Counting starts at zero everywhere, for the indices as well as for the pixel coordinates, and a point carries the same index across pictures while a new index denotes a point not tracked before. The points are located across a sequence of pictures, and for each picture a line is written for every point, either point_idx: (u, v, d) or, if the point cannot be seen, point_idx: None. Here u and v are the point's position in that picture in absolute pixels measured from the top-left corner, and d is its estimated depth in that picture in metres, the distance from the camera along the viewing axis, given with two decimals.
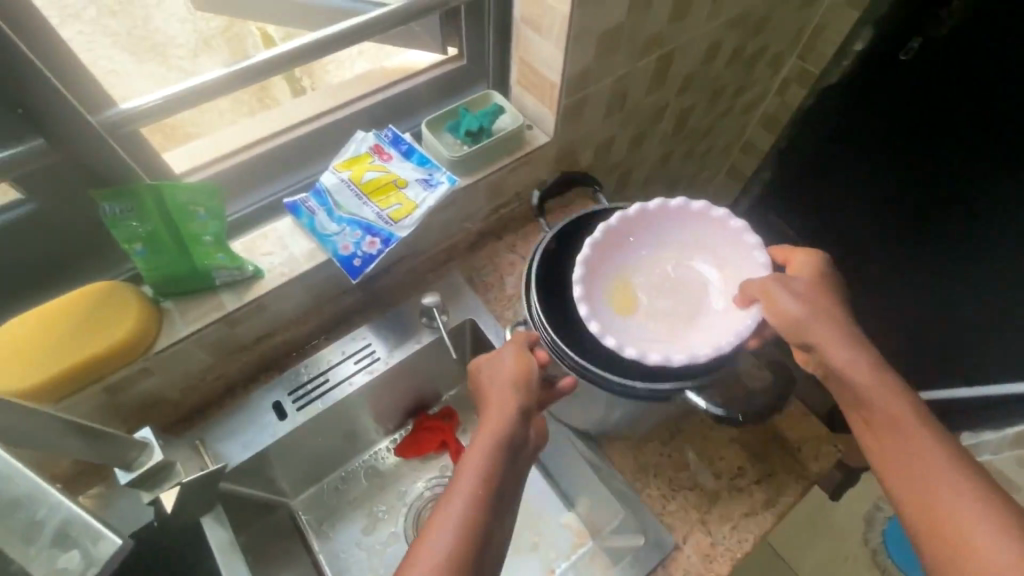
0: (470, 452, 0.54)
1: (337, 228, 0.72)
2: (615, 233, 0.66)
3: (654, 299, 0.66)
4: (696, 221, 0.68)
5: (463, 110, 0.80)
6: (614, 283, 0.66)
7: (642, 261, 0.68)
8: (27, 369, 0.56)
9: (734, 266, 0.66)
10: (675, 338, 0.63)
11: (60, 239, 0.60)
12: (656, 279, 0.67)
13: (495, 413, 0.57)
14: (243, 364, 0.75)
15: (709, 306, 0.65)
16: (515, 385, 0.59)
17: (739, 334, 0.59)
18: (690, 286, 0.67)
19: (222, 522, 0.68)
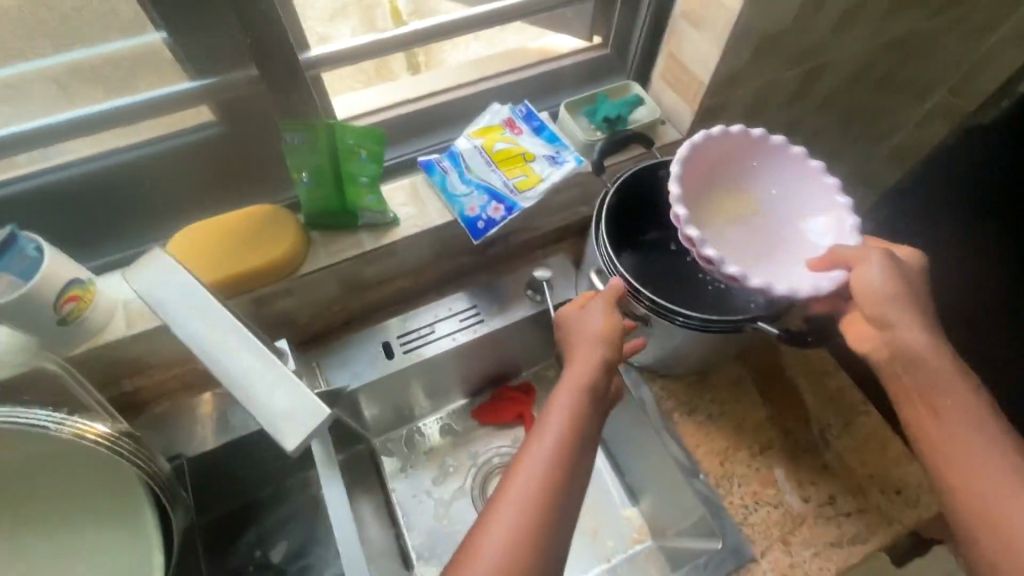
0: (553, 397, 0.58)
1: (466, 190, 0.74)
2: (720, 145, 0.65)
3: (729, 225, 0.65)
4: (804, 179, 0.65)
5: (602, 97, 0.81)
6: (703, 192, 0.65)
7: (732, 189, 0.67)
8: (201, 269, 0.64)
9: (822, 233, 0.63)
10: (735, 263, 0.61)
11: (240, 161, 0.67)
12: (738, 214, 0.66)
13: (579, 363, 0.61)
14: (361, 301, 0.81)
15: (778, 254, 0.63)
16: (600, 338, 0.62)
17: (813, 286, 0.57)
18: (768, 234, 0.65)
19: (325, 440, 0.75)
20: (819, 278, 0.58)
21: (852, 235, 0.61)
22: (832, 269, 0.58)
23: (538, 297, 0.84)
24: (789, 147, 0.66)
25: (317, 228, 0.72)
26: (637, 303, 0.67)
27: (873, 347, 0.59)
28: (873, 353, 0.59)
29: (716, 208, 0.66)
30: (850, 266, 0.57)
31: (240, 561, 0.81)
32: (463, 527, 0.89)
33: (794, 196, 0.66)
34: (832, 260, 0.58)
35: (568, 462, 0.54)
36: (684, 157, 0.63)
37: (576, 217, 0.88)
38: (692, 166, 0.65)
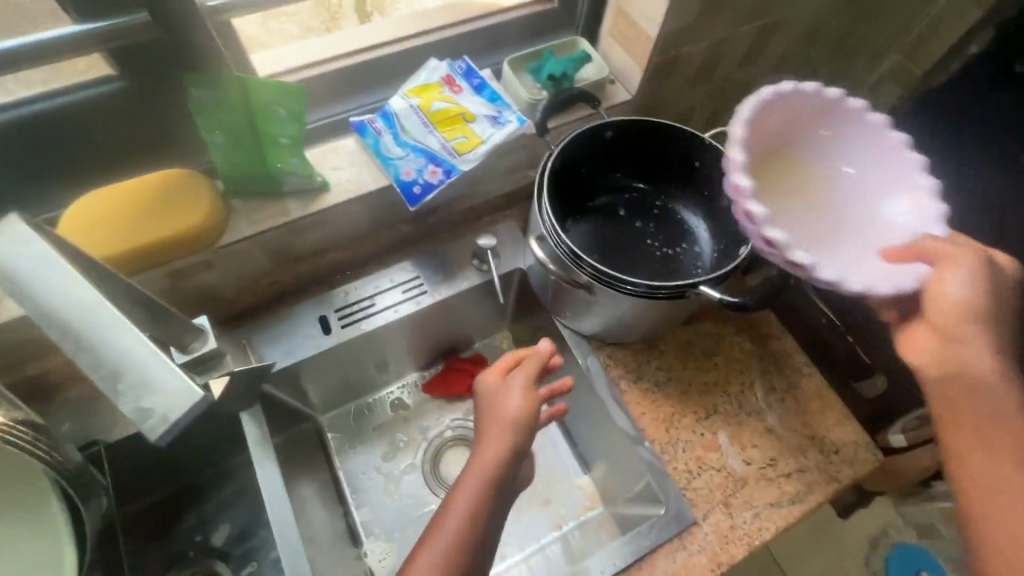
0: (460, 483, 0.56)
1: (401, 152, 0.69)
2: (790, 106, 0.60)
3: (794, 202, 0.60)
4: (882, 150, 0.59)
5: (548, 53, 0.77)
6: (762, 162, 0.61)
7: (788, 161, 0.62)
8: (103, 240, 0.58)
9: (895, 217, 0.57)
10: (802, 245, 0.56)
11: (143, 121, 0.61)
12: (798, 185, 0.61)
13: (491, 443, 0.58)
14: (295, 274, 0.76)
15: (850, 241, 0.58)
16: (517, 420, 0.60)
17: (895, 285, 0.51)
18: (832, 214, 0.60)
19: (258, 421, 0.72)
20: (895, 273, 0.52)
21: (934, 224, 0.54)
22: (909, 262, 0.52)
23: (484, 267, 0.81)
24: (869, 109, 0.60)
25: (237, 195, 0.66)
26: (579, 272, 0.64)
27: (926, 363, 0.50)
28: (925, 371, 0.50)
29: (774, 175, 0.61)
30: (934, 263, 0.50)
31: (178, 547, 0.78)
32: (415, 502, 0.87)
33: (868, 173, 0.60)
34: (912, 253, 0.51)
35: (467, 555, 0.52)
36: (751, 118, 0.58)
37: (523, 183, 0.84)
38: (758, 126, 0.59)
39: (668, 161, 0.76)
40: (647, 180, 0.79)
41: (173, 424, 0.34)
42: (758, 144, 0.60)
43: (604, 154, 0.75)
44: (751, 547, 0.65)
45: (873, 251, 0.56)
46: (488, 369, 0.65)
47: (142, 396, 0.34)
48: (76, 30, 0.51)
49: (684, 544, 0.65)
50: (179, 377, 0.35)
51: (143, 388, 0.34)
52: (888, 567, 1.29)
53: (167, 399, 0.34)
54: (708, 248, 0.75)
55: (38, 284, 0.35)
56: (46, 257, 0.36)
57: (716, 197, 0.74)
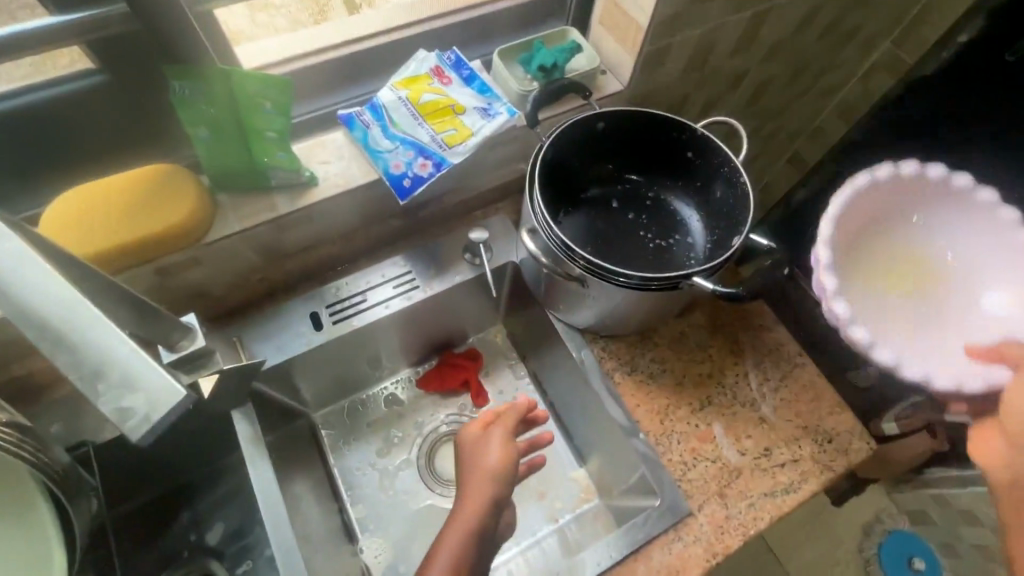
0: (442, 537, 0.57)
1: (390, 145, 0.68)
2: (894, 190, 0.65)
3: (884, 281, 0.65)
4: (1010, 252, 0.61)
5: (539, 43, 0.76)
6: (865, 242, 0.66)
7: (912, 250, 0.67)
8: (86, 238, 0.57)
9: (1004, 316, 0.60)
10: (884, 324, 0.61)
11: (125, 115, 0.59)
12: (903, 268, 0.66)
13: (471, 495, 0.60)
14: (286, 270, 0.75)
15: (937, 329, 0.62)
16: (498, 472, 0.61)
17: (958, 380, 0.55)
18: (927, 299, 0.64)
19: (250, 419, 0.71)
20: (972, 371, 0.55)
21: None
22: (990, 364, 0.54)
23: (477, 261, 0.80)
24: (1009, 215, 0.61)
25: (222, 190, 0.65)
26: (572, 265, 0.64)
27: (997, 467, 0.52)
28: (995, 475, 0.52)
29: (875, 253, 0.66)
30: (1017, 369, 0.52)
31: (172, 547, 0.77)
32: (410, 498, 0.87)
33: (984, 270, 0.63)
34: (997, 355, 0.53)
35: None
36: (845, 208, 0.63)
37: (514, 175, 0.83)
38: (859, 210, 0.65)
39: (661, 152, 0.76)
40: (640, 171, 0.79)
41: (156, 421, 0.34)
42: (855, 233, 0.65)
43: (596, 145, 0.74)
44: (745, 536, 0.65)
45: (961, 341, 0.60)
46: (468, 423, 0.67)
47: (124, 395, 0.34)
48: (53, 22, 0.49)
49: (680, 535, 0.65)
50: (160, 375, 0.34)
51: (123, 386, 0.34)
52: (881, 554, 1.30)
53: (149, 398, 0.34)
54: (701, 239, 0.75)
55: (8, 281, 0.34)
56: (18, 254, 0.35)
57: (709, 187, 0.74)
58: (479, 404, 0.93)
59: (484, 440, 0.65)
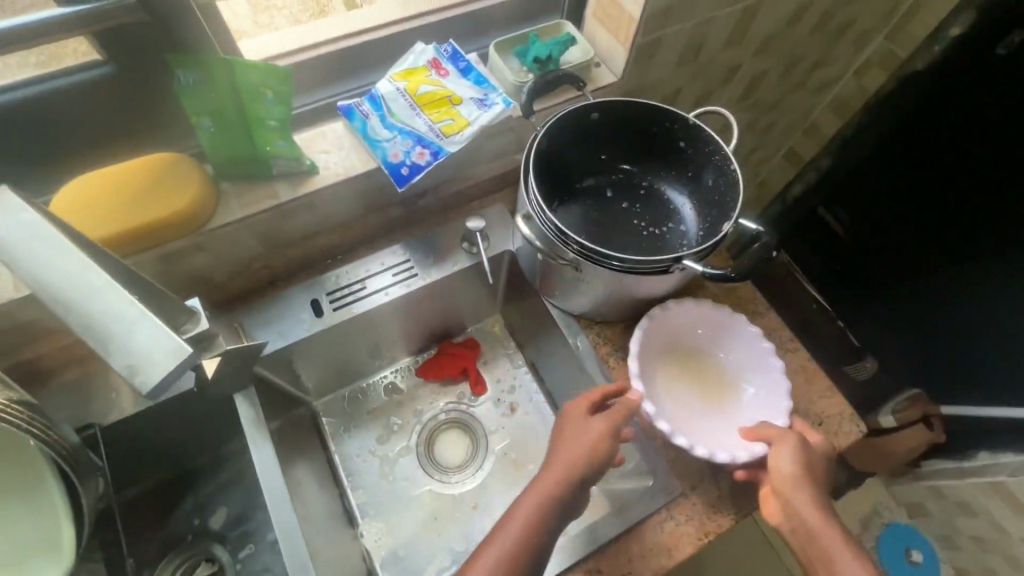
0: (519, 505, 0.59)
1: (388, 135, 0.70)
2: (674, 312, 0.74)
3: (677, 387, 0.72)
4: (754, 353, 0.72)
5: (534, 36, 0.78)
6: (658, 358, 0.73)
7: (698, 361, 0.74)
8: (94, 224, 0.59)
9: (764, 405, 0.69)
10: (683, 426, 0.68)
11: (134, 104, 0.61)
12: (689, 376, 0.73)
13: (554, 471, 0.61)
14: (286, 258, 0.77)
15: (720, 422, 0.70)
16: (584, 460, 0.61)
17: (735, 456, 0.64)
18: (714, 401, 0.71)
19: (252, 401, 0.73)
20: (742, 451, 0.64)
21: (779, 414, 0.67)
22: (756, 441, 0.64)
23: (474, 250, 0.82)
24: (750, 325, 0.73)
25: (229, 179, 0.67)
26: (565, 250, 0.65)
27: (781, 522, 0.61)
28: (781, 528, 0.61)
29: (668, 367, 0.73)
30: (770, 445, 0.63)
31: (177, 530, 0.79)
32: (410, 484, 0.89)
33: (744, 371, 0.73)
34: (757, 435, 0.64)
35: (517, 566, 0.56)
36: (633, 336, 0.72)
37: (511, 165, 0.85)
38: (651, 332, 0.73)
39: (653, 141, 0.77)
40: (633, 161, 0.80)
41: (162, 380, 0.35)
42: (649, 353, 0.73)
43: (590, 135, 0.76)
44: (737, 515, 0.67)
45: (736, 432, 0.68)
46: (575, 401, 0.66)
47: (133, 355, 0.36)
48: (63, 12, 0.51)
49: (672, 514, 0.67)
50: (163, 337, 0.36)
51: (131, 349, 0.36)
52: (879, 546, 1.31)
53: (155, 361, 0.36)
54: (693, 227, 0.77)
55: (25, 250, 0.37)
56: (36, 225, 0.38)
57: (700, 176, 0.76)
58: (477, 392, 0.95)
59: (580, 424, 0.64)
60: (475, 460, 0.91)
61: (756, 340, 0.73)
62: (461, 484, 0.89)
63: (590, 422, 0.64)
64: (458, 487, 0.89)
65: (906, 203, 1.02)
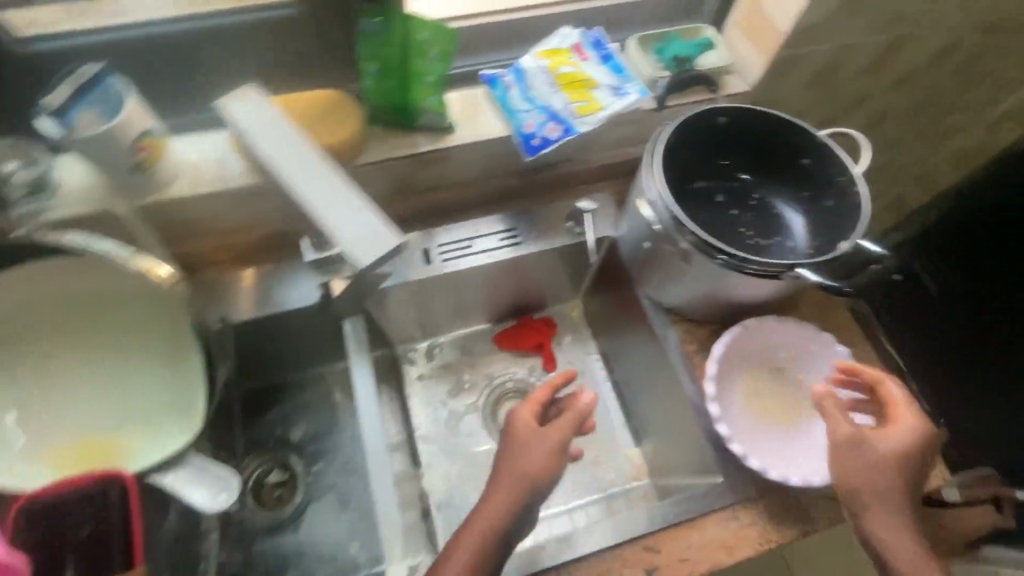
0: (469, 526, 0.60)
1: (526, 107, 0.74)
2: (761, 328, 0.72)
3: (754, 402, 0.71)
4: None
5: (673, 37, 0.81)
6: (740, 373, 0.72)
7: (777, 379, 0.72)
8: None
9: None
10: (758, 444, 0.67)
11: (314, 43, 0.68)
12: (767, 394, 0.71)
13: (502, 495, 0.61)
14: (406, 207, 0.82)
15: (796, 445, 0.68)
16: (535, 476, 0.62)
17: (810, 482, 0.63)
18: (790, 421, 0.70)
19: (358, 330, 0.79)
20: (815, 477, 0.64)
21: None
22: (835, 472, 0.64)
23: (577, 230, 0.86)
24: (839, 348, 0.71)
25: (379, 123, 0.74)
26: (678, 240, 0.67)
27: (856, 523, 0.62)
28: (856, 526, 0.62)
29: (748, 382, 0.72)
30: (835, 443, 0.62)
31: (262, 435, 0.86)
32: (472, 441, 0.93)
33: None
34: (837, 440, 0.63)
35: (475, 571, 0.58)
36: (719, 345, 0.70)
37: (626, 158, 0.88)
38: (734, 346, 0.71)
39: (777, 154, 0.78)
40: (752, 171, 0.80)
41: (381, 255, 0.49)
42: (731, 367, 0.71)
43: (715, 139, 0.78)
44: (801, 531, 0.67)
45: (811, 458, 0.66)
46: (521, 412, 0.66)
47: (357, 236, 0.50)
48: None
49: (735, 515, 0.67)
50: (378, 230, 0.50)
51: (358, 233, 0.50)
52: None
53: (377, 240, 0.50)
54: (802, 245, 0.75)
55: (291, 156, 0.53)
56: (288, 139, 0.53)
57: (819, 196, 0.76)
58: (547, 369, 0.98)
59: (533, 435, 0.64)
60: None
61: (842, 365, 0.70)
62: None
63: (543, 432, 0.64)
64: None
65: (1018, 253, 0.95)
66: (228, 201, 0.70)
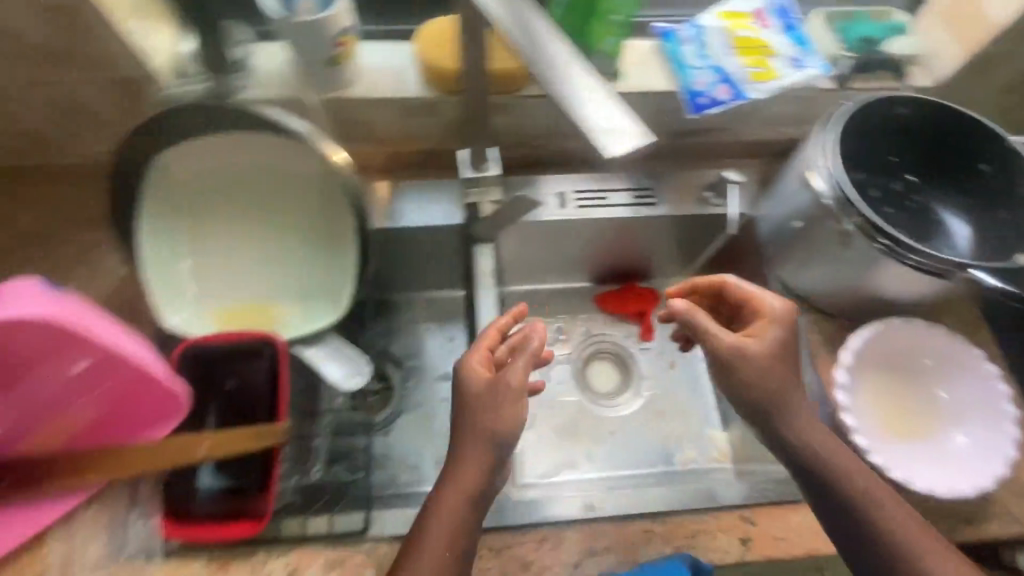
0: (437, 505, 0.55)
1: (699, 65, 0.73)
2: (902, 329, 0.69)
3: (881, 402, 0.68)
4: (982, 393, 0.66)
5: (863, 17, 0.77)
6: (870, 371, 0.69)
7: (909, 385, 0.70)
8: (444, 55, 0.69)
9: (980, 451, 0.64)
10: (880, 443, 0.65)
11: None
12: (897, 397, 0.69)
13: (471, 470, 0.55)
14: (548, 148, 0.84)
15: (922, 452, 0.65)
16: (500, 440, 0.56)
17: (936, 490, 0.61)
18: (918, 430, 0.67)
19: (488, 255, 0.78)
20: (942, 488, 0.61)
21: (999, 464, 0.62)
22: (964, 487, 0.61)
23: (719, 203, 0.83)
24: (987, 364, 0.67)
25: None
26: (843, 222, 0.65)
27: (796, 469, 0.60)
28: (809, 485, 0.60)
29: (877, 382, 0.69)
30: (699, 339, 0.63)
31: None
32: (563, 390, 0.95)
33: (963, 409, 0.67)
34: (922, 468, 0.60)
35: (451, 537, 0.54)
36: (854, 338, 0.68)
37: (779, 137, 0.85)
38: (870, 343, 0.69)
39: (951, 156, 0.74)
40: (922, 175, 0.76)
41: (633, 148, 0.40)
42: (862, 362, 0.69)
43: (890, 131, 0.74)
44: None
45: (939, 469, 0.63)
46: (471, 369, 0.59)
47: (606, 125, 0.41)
48: None
49: None
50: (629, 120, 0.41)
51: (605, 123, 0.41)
52: None
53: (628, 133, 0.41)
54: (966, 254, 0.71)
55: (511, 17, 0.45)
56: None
57: (994, 205, 0.71)
58: (647, 338, 0.99)
59: (489, 391, 0.58)
60: (625, 392, 0.95)
61: (987, 381, 0.66)
62: (608, 410, 0.94)
63: (502, 384, 0.58)
64: (606, 412, 0.94)
65: None
66: (396, 108, 0.73)
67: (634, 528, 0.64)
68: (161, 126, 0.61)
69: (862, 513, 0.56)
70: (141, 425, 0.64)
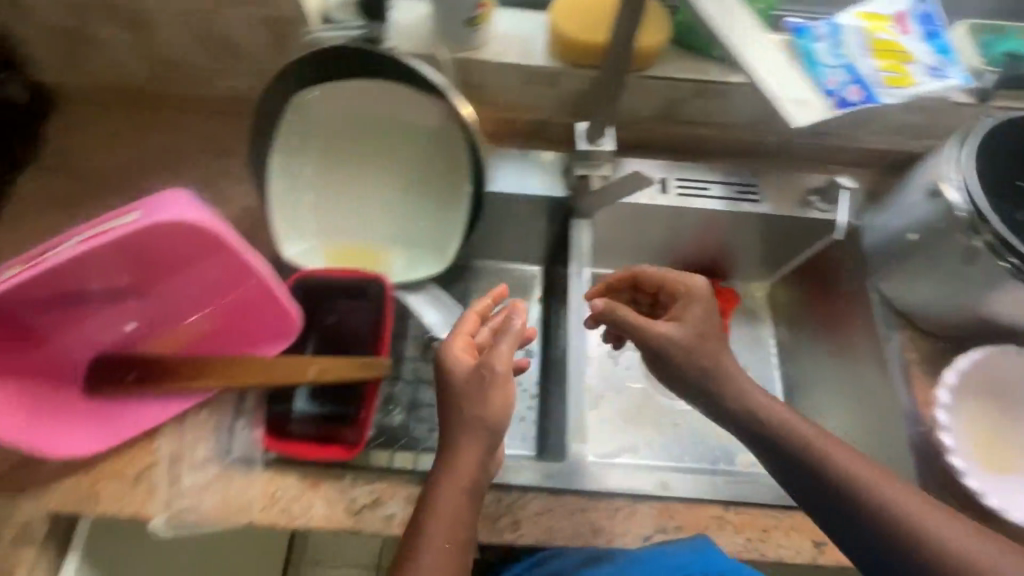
0: (435, 506, 0.52)
1: (832, 64, 0.71)
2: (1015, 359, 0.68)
3: (977, 428, 0.68)
4: None
5: (1012, 32, 0.76)
6: (972, 396, 0.68)
7: (1008, 414, 0.69)
8: (579, 26, 0.70)
9: None
10: (973, 468, 0.66)
11: None
12: (994, 425, 0.68)
13: (466, 461, 0.53)
14: (656, 133, 0.84)
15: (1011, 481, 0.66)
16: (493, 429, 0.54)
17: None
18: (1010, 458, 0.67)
19: (585, 230, 0.80)
20: None
21: None
22: None
23: (827, 208, 0.82)
24: None
25: (678, 43, 0.76)
26: (968, 238, 0.65)
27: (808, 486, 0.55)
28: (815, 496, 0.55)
29: (978, 408, 0.69)
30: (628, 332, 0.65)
31: None
32: (628, 375, 0.94)
33: None
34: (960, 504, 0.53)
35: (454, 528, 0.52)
36: (964, 362, 0.67)
37: (896, 148, 0.83)
38: (978, 368, 0.68)
39: None
40: None
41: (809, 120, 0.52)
42: (967, 386, 0.68)
43: None
44: None
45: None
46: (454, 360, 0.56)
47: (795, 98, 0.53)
48: None
49: None
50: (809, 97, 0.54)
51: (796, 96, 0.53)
52: None
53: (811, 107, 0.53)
54: None
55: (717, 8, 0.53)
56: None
57: None
58: None
59: (475, 377, 0.55)
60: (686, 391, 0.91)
61: None
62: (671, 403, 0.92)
63: (487, 368, 0.55)
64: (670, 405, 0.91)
65: None
66: (518, 77, 0.75)
67: (706, 514, 0.65)
68: (310, 66, 0.64)
69: (859, 496, 0.52)
70: (252, 338, 0.69)
